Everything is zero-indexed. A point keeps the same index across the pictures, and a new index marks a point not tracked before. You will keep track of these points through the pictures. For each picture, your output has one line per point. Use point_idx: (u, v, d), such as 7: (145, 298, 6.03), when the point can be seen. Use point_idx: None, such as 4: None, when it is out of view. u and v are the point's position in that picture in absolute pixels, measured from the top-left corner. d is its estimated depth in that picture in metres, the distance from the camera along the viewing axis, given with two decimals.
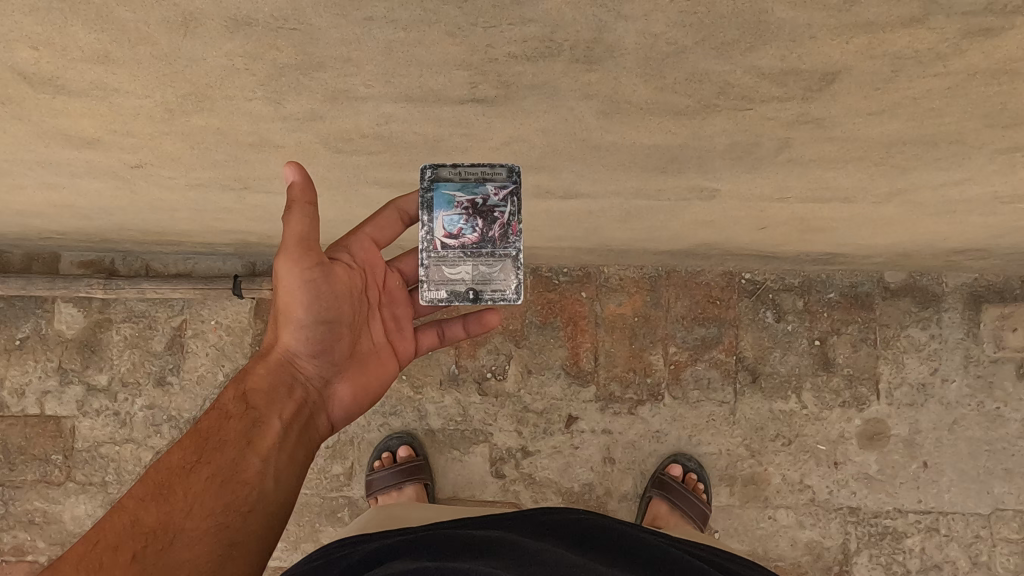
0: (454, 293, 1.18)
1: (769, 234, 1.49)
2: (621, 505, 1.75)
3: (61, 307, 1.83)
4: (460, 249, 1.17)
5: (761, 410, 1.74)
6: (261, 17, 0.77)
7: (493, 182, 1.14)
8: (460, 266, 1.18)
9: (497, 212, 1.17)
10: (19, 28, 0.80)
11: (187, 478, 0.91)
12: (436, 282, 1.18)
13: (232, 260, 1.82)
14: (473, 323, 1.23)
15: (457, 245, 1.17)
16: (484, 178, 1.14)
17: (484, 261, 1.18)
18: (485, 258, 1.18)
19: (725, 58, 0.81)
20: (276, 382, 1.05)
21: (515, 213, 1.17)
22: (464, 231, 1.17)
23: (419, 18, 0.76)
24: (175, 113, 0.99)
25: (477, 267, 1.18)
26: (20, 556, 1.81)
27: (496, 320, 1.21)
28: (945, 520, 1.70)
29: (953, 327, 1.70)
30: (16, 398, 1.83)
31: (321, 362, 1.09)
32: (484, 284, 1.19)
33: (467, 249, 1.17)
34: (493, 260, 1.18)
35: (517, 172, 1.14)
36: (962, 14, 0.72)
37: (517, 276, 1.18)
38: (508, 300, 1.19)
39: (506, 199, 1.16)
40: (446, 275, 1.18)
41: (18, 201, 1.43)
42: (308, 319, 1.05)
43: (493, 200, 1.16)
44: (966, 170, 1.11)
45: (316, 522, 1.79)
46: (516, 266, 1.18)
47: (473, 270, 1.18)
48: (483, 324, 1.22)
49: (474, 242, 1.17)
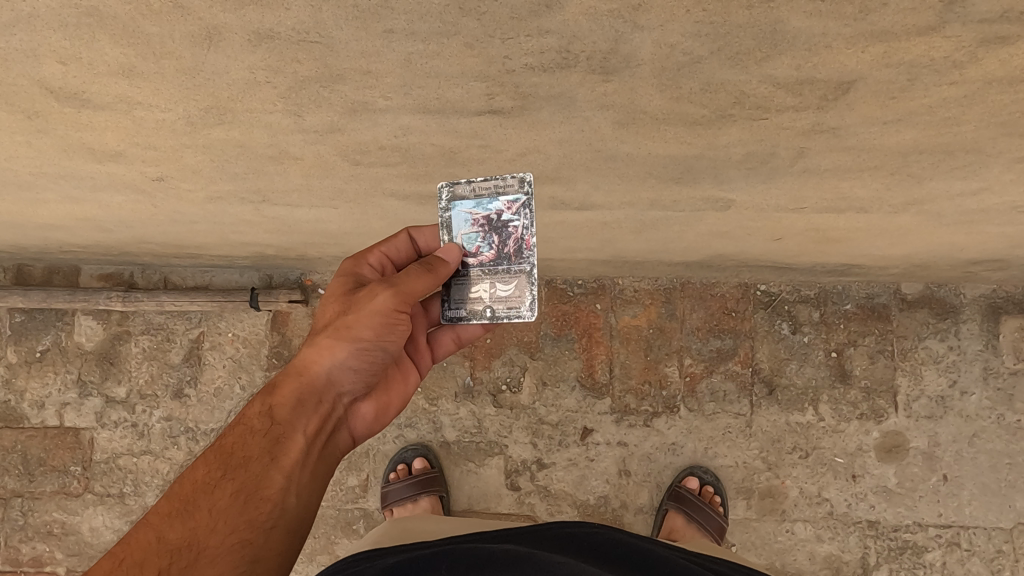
0: (471, 312, 1.17)
1: (785, 245, 1.48)
2: (637, 518, 1.74)
3: (81, 320, 1.85)
4: (476, 268, 1.15)
5: (778, 422, 1.73)
6: (284, 30, 0.78)
7: (506, 195, 1.13)
8: (477, 284, 1.16)
9: (510, 226, 1.13)
10: (47, 43, 0.82)
11: (212, 494, 0.93)
12: (455, 301, 1.17)
13: (250, 272, 1.84)
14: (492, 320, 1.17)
15: (474, 263, 1.15)
16: (497, 192, 1.13)
17: (500, 278, 1.15)
18: (501, 275, 1.14)
19: (741, 68, 0.82)
20: (307, 397, 1.04)
21: (530, 226, 1.12)
22: (480, 249, 1.14)
23: (438, 30, 0.77)
24: (197, 126, 1.01)
25: (494, 284, 1.15)
26: (38, 567, 1.82)
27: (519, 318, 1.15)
28: (966, 535, 1.67)
29: (971, 338, 1.69)
30: (36, 409, 1.85)
31: (352, 384, 1.08)
32: (502, 305, 1.15)
33: (484, 267, 1.15)
34: (509, 277, 1.14)
35: (529, 182, 1.12)
36: (976, 23, 0.73)
37: (532, 291, 1.13)
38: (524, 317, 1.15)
39: (519, 213, 1.12)
40: (465, 293, 1.17)
41: (41, 215, 1.45)
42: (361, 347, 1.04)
43: (506, 215, 1.13)
44: (983, 179, 1.11)
45: (331, 534, 1.80)
46: (531, 281, 1.13)
47: (491, 287, 1.15)
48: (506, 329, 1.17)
49: (491, 259, 1.14)
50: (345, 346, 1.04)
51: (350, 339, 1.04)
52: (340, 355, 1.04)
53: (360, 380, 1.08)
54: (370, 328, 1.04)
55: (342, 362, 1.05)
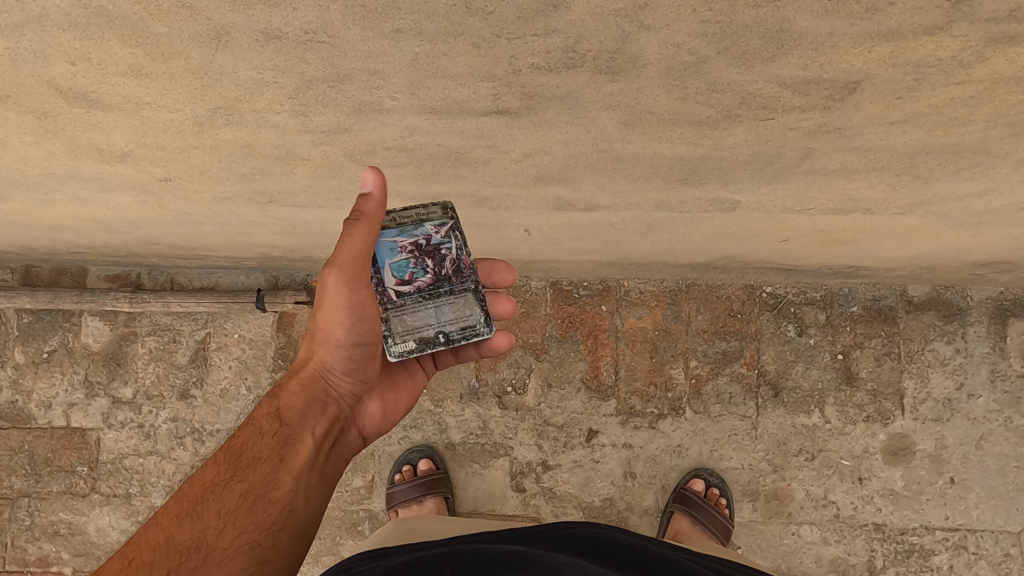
0: (421, 343, 1.13)
1: (791, 247, 1.48)
2: (642, 520, 1.74)
3: (88, 321, 1.86)
4: (415, 295, 1.12)
5: (783, 424, 1.72)
6: (291, 30, 0.79)
7: (431, 221, 1.13)
8: (421, 312, 1.12)
9: (443, 249, 1.13)
10: (57, 43, 0.83)
11: (220, 496, 0.93)
12: (401, 334, 1.12)
13: (256, 273, 1.84)
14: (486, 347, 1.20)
15: (412, 289, 1.12)
16: (421, 219, 1.12)
17: (444, 300, 1.13)
18: (444, 297, 1.13)
19: (747, 68, 0.82)
20: (312, 399, 1.06)
21: (463, 246, 1.14)
22: (417, 275, 1.12)
23: (446, 30, 0.78)
24: (205, 127, 1.02)
25: (438, 308, 1.13)
26: (45, 567, 1.83)
27: (506, 344, 1.18)
28: (974, 538, 1.67)
29: (978, 340, 1.69)
30: (43, 410, 1.85)
31: (353, 380, 1.10)
32: (456, 328, 1.14)
33: (424, 292, 1.12)
34: (452, 298, 1.13)
35: (452, 207, 1.14)
36: (984, 22, 0.72)
37: (482, 308, 1.14)
38: (481, 333, 1.14)
39: (448, 235, 1.13)
40: (410, 324, 1.12)
41: (49, 216, 1.46)
42: (347, 339, 1.06)
43: (435, 238, 1.13)
44: (990, 181, 1.11)
45: (336, 535, 1.79)
46: (479, 297, 1.14)
47: (436, 311, 1.13)
48: (491, 348, 1.19)
49: (429, 284, 1.12)
50: (329, 345, 1.07)
51: (332, 335, 1.06)
52: (329, 354, 1.08)
53: (359, 377, 1.11)
54: (339, 324, 1.05)
55: (337, 360, 1.08)
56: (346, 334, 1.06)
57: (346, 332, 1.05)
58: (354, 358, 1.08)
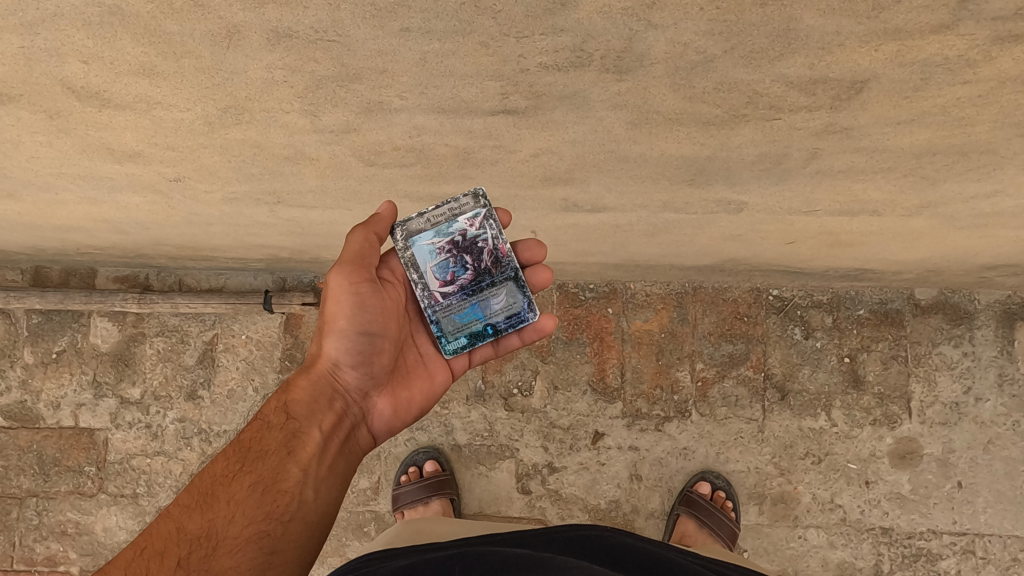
0: (471, 337, 1.19)
1: (797, 249, 1.48)
2: (648, 522, 1.74)
3: (96, 322, 1.87)
4: (461, 292, 1.18)
5: (790, 427, 1.72)
6: (302, 29, 0.80)
7: (464, 214, 1.16)
8: (467, 307, 1.18)
9: (479, 242, 1.17)
10: (70, 42, 0.84)
11: (229, 487, 0.95)
12: (451, 332, 1.18)
13: (263, 275, 1.85)
14: (527, 330, 1.21)
15: (456, 288, 1.17)
16: (453, 215, 1.16)
17: (487, 292, 1.18)
18: (488, 289, 1.18)
19: (754, 67, 0.82)
20: (319, 393, 1.08)
21: (498, 234, 1.17)
22: (459, 274, 1.17)
23: (454, 28, 0.78)
24: (214, 126, 1.03)
25: (484, 300, 1.19)
26: (52, 566, 1.83)
27: (552, 323, 1.19)
28: (981, 542, 1.66)
29: (986, 344, 1.69)
30: (52, 410, 1.86)
31: (361, 374, 1.11)
32: (504, 315, 1.19)
33: (468, 288, 1.18)
34: (496, 289, 1.18)
35: (483, 196, 1.16)
36: (990, 20, 0.73)
37: (524, 293, 1.19)
38: (527, 319, 1.20)
39: (483, 226, 1.16)
40: (458, 321, 1.19)
41: (59, 216, 1.47)
42: (350, 328, 1.08)
43: (471, 232, 1.16)
44: (997, 182, 1.11)
45: (342, 537, 1.80)
46: (520, 283, 1.18)
47: (482, 305, 1.19)
48: (538, 329, 1.20)
49: (471, 279, 1.18)
50: (334, 338, 1.09)
51: (337, 326, 1.08)
52: (333, 347, 1.10)
53: (365, 371, 1.11)
54: (340, 309, 1.08)
55: (341, 353, 1.09)
56: (350, 323, 1.08)
57: (348, 322, 1.08)
58: (358, 350, 1.09)
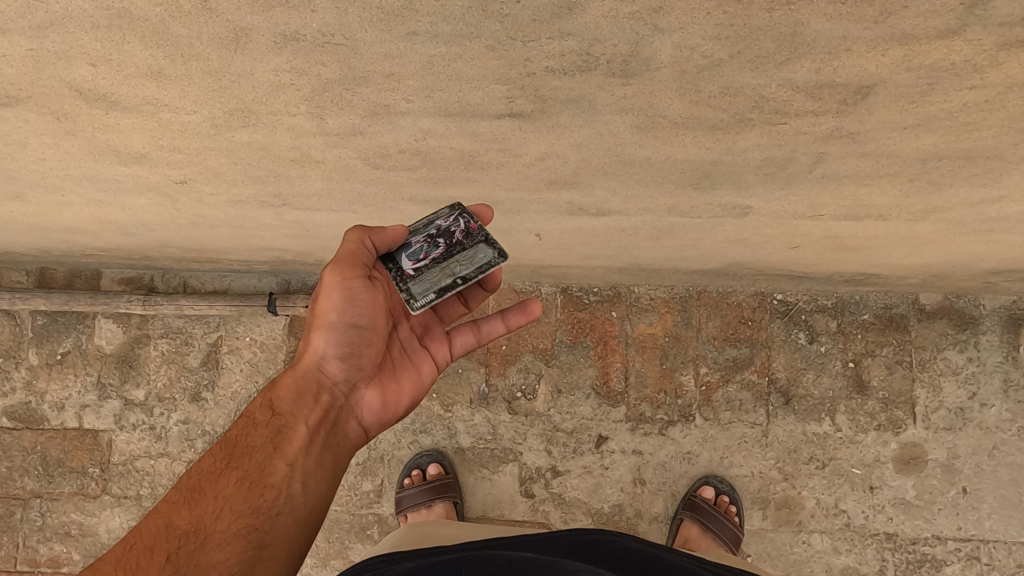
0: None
1: (802, 254, 1.48)
2: (652, 527, 1.73)
3: (101, 323, 1.88)
4: (434, 264, 1.09)
5: (794, 432, 1.72)
6: (309, 32, 0.80)
7: (434, 222, 1.14)
8: (439, 267, 1.09)
9: (445, 228, 1.12)
10: (79, 44, 0.84)
11: (216, 483, 0.96)
12: (424, 288, 1.08)
13: (268, 277, 1.85)
14: (514, 314, 1.16)
15: (428, 258, 1.10)
16: (431, 221, 1.14)
17: (461, 254, 1.09)
18: (459, 250, 1.10)
19: (760, 71, 0.82)
20: (304, 388, 1.07)
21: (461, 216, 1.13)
22: (431, 249, 1.10)
23: (461, 32, 0.78)
24: (221, 129, 1.03)
25: (457, 259, 1.09)
26: (55, 568, 1.83)
27: (538, 305, 1.15)
28: (986, 549, 1.66)
29: (991, 350, 1.68)
30: (56, 411, 1.87)
31: (349, 367, 1.10)
32: (479, 275, 1.07)
33: (439, 255, 1.10)
34: (465, 247, 1.10)
35: (453, 207, 1.15)
36: (998, 26, 0.73)
37: (491, 237, 1.10)
38: (500, 258, 1.08)
39: (450, 219, 1.13)
40: (432, 279, 1.08)
41: (65, 217, 1.48)
42: (339, 321, 1.07)
43: (438, 225, 1.13)
44: (1002, 187, 1.11)
45: (345, 539, 1.80)
46: (487, 237, 1.10)
47: (455, 261, 1.09)
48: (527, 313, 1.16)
49: (442, 249, 1.10)
50: (322, 331, 1.08)
51: (326, 319, 1.07)
52: (321, 341, 1.08)
53: (353, 363, 1.10)
54: (331, 305, 1.06)
55: (329, 346, 1.08)
56: (339, 316, 1.07)
57: (337, 315, 1.07)
58: (346, 342, 1.08)
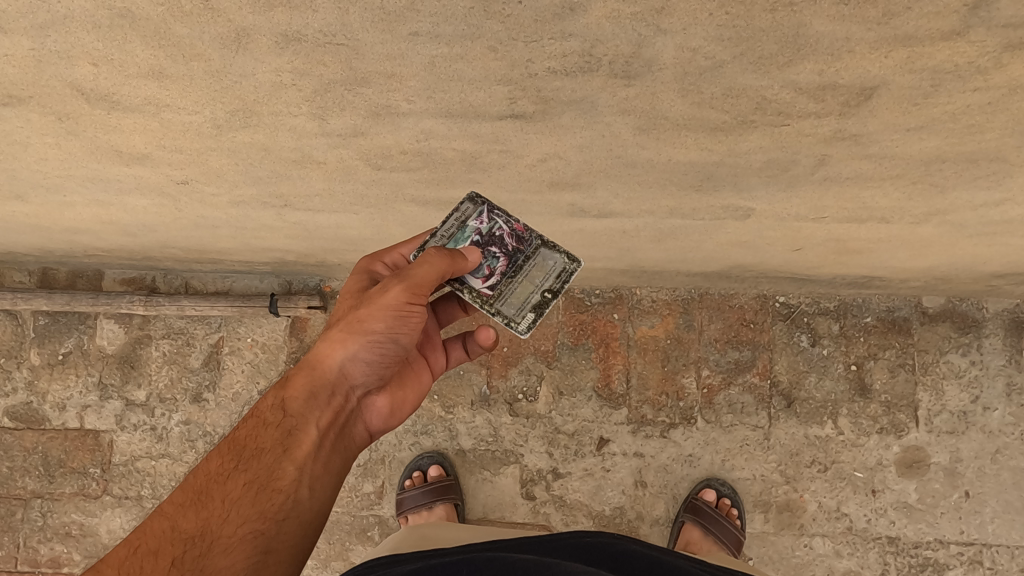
0: (532, 308, 1.15)
1: (805, 256, 1.48)
2: (653, 530, 1.73)
3: (103, 323, 1.88)
4: (505, 278, 1.14)
5: (796, 435, 1.71)
6: (311, 32, 0.80)
7: (469, 220, 1.15)
8: (516, 286, 1.15)
9: (495, 232, 1.15)
10: (80, 44, 0.84)
11: (224, 485, 0.95)
12: (517, 312, 1.14)
13: (269, 278, 1.85)
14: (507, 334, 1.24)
15: (499, 277, 1.14)
16: (462, 222, 1.15)
17: (529, 268, 1.16)
18: (527, 264, 1.16)
19: (763, 73, 0.82)
20: (320, 390, 1.05)
21: (506, 216, 1.16)
22: (495, 261, 1.14)
23: (463, 33, 0.78)
24: (223, 129, 1.03)
25: (529, 275, 1.16)
26: (56, 568, 1.83)
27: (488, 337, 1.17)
28: (989, 553, 1.65)
29: (994, 353, 1.68)
30: (57, 411, 1.87)
31: (370, 375, 1.08)
32: (552, 277, 1.17)
33: (509, 272, 1.15)
34: (531, 260, 1.16)
35: (477, 196, 1.17)
36: (1001, 27, 0.72)
37: (557, 249, 1.17)
38: (574, 269, 1.18)
39: (490, 219, 1.16)
40: (516, 301, 1.15)
41: (67, 218, 1.48)
42: (384, 337, 1.04)
43: (482, 228, 1.15)
44: (1006, 190, 1.10)
45: (346, 541, 1.79)
46: (549, 245, 1.17)
47: (528, 278, 1.16)
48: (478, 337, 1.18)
49: (508, 263, 1.15)
50: (358, 342, 1.04)
51: (369, 332, 1.03)
52: (352, 350, 1.04)
53: (375, 372, 1.09)
54: (382, 321, 1.03)
55: (360, 355, 1.05)
56: (385, 331, 1.04)
57: (382, 330, 1.03)
58: (379, 353, 1.06)
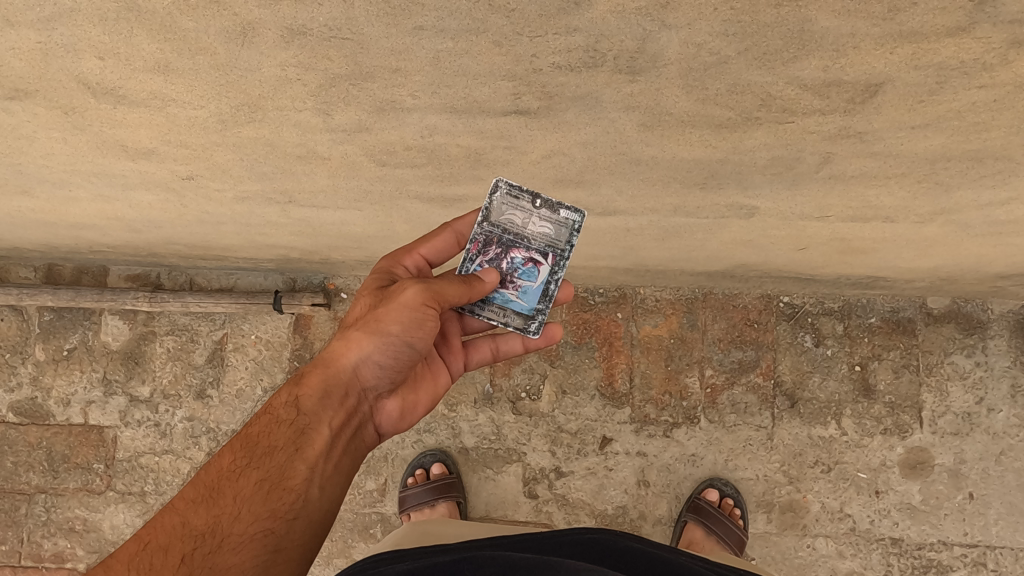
0: (551, 213, 1.19)
1: (809, 255, 1.47)
2: (655, 529, 1.72)
3: (107, 319, 1.88)
4: (530, 247, 1.19)
5: (799, 435, 1.71)
6: (316, 26, 0.80)
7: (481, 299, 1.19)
8: (532, 230, 1.19)
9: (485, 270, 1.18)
10: (87, 37, 0.84)
11: (236, 482, 0.95)
12: (560, 229, 1.20)
13: (274, 276, 1.86)
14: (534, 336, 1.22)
15: (529, 251, 1.19)
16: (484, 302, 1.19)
17: (514, 229, 1.18)
18: (511, 229, 1.18)
19: (768, 69, 0.82)
20: (333, 388, 1.05)
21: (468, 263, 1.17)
22: (516, 257, 1.19)
23: (468, 28, 0.78)
24: (228, 124, 1.03)
25: (522, 223, 1.18)
26: (60, 563, 1.84)
27: (560, 331, 1.22)
28: (993, 555, 1.65)
29: (999, 354, 1.67)
30: (62, 407, 1.87)
31: (383, 378, 1.09)
32: (518, 197, 1.17)
33: (522, 244, 1.18)
34: (504, 226, 1.18)
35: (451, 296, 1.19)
36: (1007, 23, 0.72)
37: (488, 205, 1.17)
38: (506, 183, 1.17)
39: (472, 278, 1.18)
40: (544, 230, 1.19)
41: (73, 213, 1.48)
42: (399, 339, 1.05)
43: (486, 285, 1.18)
44: (1011, 189, 1.10)
45: (348, 538, 1.79)
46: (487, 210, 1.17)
47: (523, 224, 1.18)
48: (546, 337, 1.23)
49: (517, 248, 1.19)
50: (373, 341, 1.05)
51: (384, 331, 1.04)
52: (366, 349, 1.05)
53: (388, 375, 1.09)
54: (399, 323, 1.04)
55: (374, 355, 1.06)
56: (401, 333, 1.04)
57: (399, 332, 1.04)
58: (394, 355, 1.06)
